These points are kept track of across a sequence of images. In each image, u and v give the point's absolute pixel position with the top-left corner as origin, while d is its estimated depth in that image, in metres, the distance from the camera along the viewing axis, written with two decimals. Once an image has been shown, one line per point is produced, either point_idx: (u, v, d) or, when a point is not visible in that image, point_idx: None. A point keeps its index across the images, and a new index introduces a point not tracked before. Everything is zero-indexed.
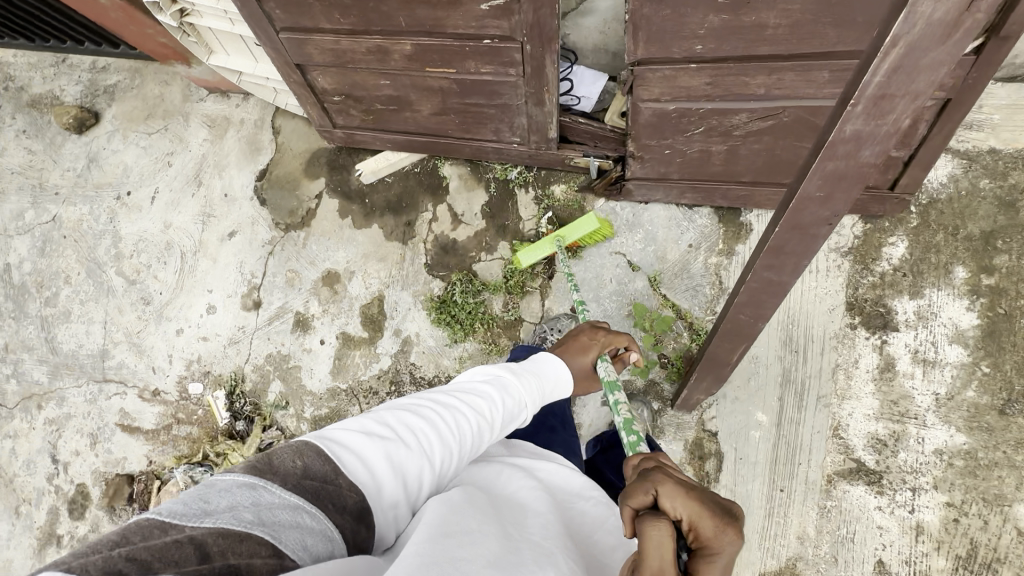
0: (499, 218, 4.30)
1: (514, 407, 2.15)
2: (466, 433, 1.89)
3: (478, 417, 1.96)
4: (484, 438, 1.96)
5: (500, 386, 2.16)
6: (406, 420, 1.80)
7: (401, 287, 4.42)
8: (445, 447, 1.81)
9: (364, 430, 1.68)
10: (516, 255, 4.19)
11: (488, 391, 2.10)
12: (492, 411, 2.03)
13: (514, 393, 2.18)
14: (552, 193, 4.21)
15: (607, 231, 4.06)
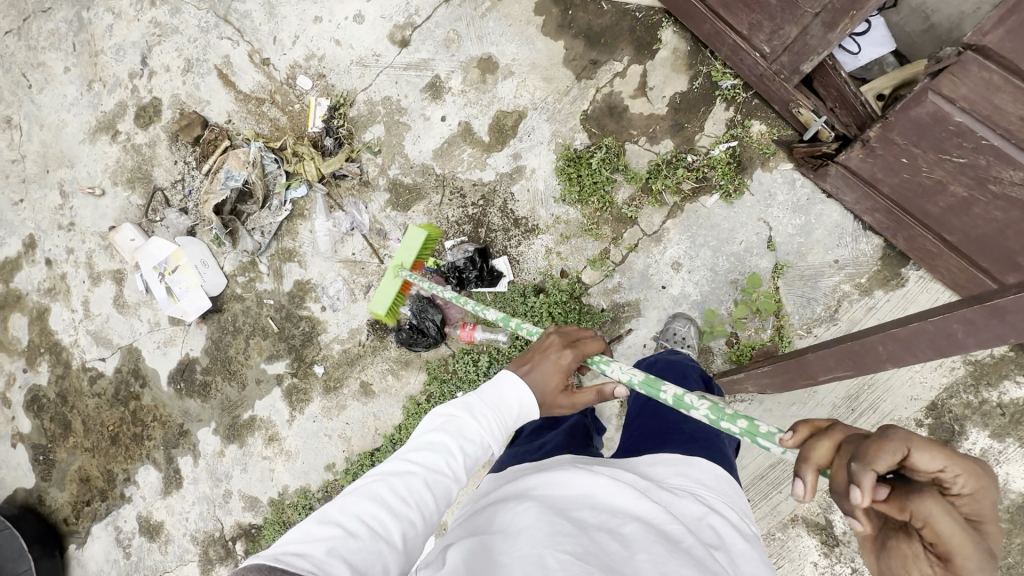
0: (681, 116, 3.88)
1: (476, 447, 1.96)
2: (415, 488, 1.79)
3: (423, 475, 1.83)
4: (443, 482, 1.85)
5: (451, 433, 1.95)
6: (338, 511, 1.67)
7: (545, 118, 4.12)
8: (399, 508, 1.73)
9: (303, 535, 1.58)
10: (672, 161, 3.87)
11: (438, 449, 1.90)
12: (441, 459, 1.88)
13: (468, 430, 1.97)
14: (749, 125, 3.76)
15: (771, 197, 3.73)
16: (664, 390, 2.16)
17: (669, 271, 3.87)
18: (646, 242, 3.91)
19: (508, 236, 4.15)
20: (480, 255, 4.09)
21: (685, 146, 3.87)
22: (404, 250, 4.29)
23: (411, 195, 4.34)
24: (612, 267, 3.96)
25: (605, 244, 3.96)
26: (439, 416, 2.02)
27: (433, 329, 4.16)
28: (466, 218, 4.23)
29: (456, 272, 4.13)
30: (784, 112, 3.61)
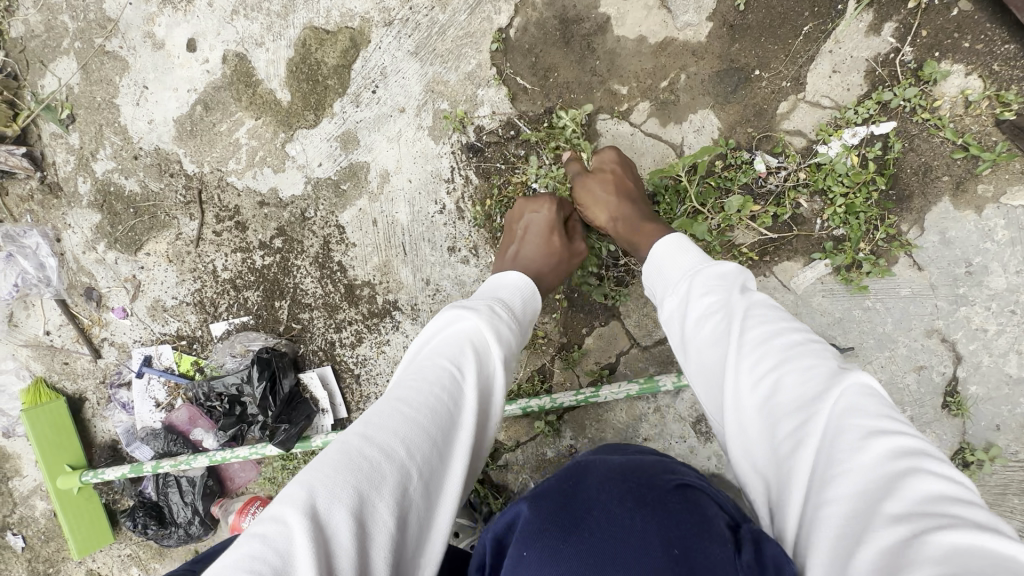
0: (748, 48, 1.48)
1: (506, 330, 1.06)
2: (417, 413, 0.81)
3: (428, 388, 0.86)
4: (466, 399, 0.89)
5: (459, 329, 0.99)
6: (326, 457, 0.72)
7: (412, 48, 1.71)
8: (406, 440, 0.76)
9: (250, 563, 0.60)
10: (717, 169, 1.51)
11: (445, 345, 0.96)
12: (457, 360, 0.92)
13: (466, 327, 0.99)
14: (934, 77, 1.37)
15: (972, 278, 1.42)
16: (558, 402, 1.58)
17: (687, 435, 1.64)
18: (639, 364, 1.65)
19: (335, 322, 1.88)
20: (259, 369, 1.82)
21: (753, 130, 1.50)
22: (46, 451, 2.02)
23: (141, 219, 2.01)
24: (555, 416, 1.71)
25: (543, 360, 1.71)
26: (447, 307, 1.06)
27: (186, 513, 1.98)
28: (250, 278, 1.93)
29: (222, 399, 1.90)
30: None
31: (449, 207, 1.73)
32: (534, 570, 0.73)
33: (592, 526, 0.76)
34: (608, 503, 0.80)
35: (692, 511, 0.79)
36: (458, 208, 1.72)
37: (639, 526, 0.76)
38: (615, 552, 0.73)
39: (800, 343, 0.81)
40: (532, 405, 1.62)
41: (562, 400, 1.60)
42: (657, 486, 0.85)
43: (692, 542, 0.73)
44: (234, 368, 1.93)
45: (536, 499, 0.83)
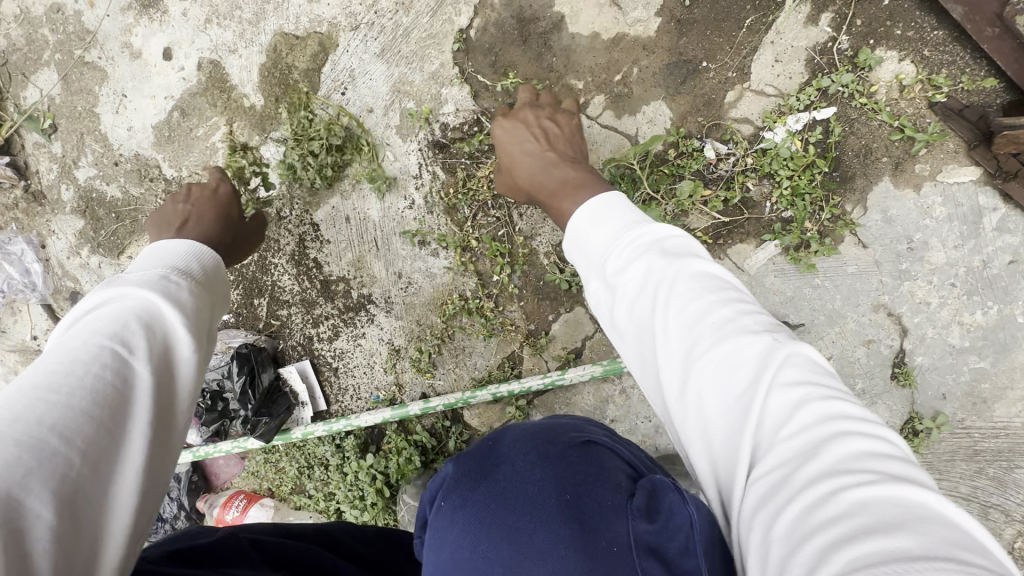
0: (694, 41, 1.55)
1: (189, 288, 0.91)
2: (69, 399, 0.69)
3: (72, 368, 0.71)
4: (139, 374, 0.76)
5: (130, 302, 0.83)
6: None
7: (378, 51, 1.77)
8: (50, 430, 0.65)
9: None
10: (670, 157, 1.58)
11: (115, 314, 0.80)
12: (121, 330, 0.78)
13: (145, 295, 0.84)
14: (869, 64, 1.44)
15: (913, 253, 1.48)
16: (527, 384, 1.68)
17: (652, 415, 1.70)
18: (604, 348, 1.71)
19: (313, 318, 1.93)
20: (239, 364, 1.86)
21: (703, 119, 1.57)
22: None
23: (123, 223, 2.07)
24: (525, 400, 1.77)
25: (513, 347, 1.77)
26: (103, 286, 0.87)
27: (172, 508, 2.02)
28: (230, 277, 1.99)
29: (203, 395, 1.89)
30: (992, 54, 1.33)
31: (418, 202, 1.80)
32: (452, 520, 0.79)
33: (499, 475, 0.82)
34: (513, 455, 0.85)
35: (589, 462, 0.84)
36: (426, 203, 1.79)
37: (536, 477, 0.81)
38: (512, 497, 0.79)
39: (735, 313, 0.74)
40: (502, 390, 1.71)
41: (530, 384, 1.70)
42: (563, 441, 0.89)
43: (582, 488, 0.79)
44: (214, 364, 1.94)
45: (459, 459, 0.89)
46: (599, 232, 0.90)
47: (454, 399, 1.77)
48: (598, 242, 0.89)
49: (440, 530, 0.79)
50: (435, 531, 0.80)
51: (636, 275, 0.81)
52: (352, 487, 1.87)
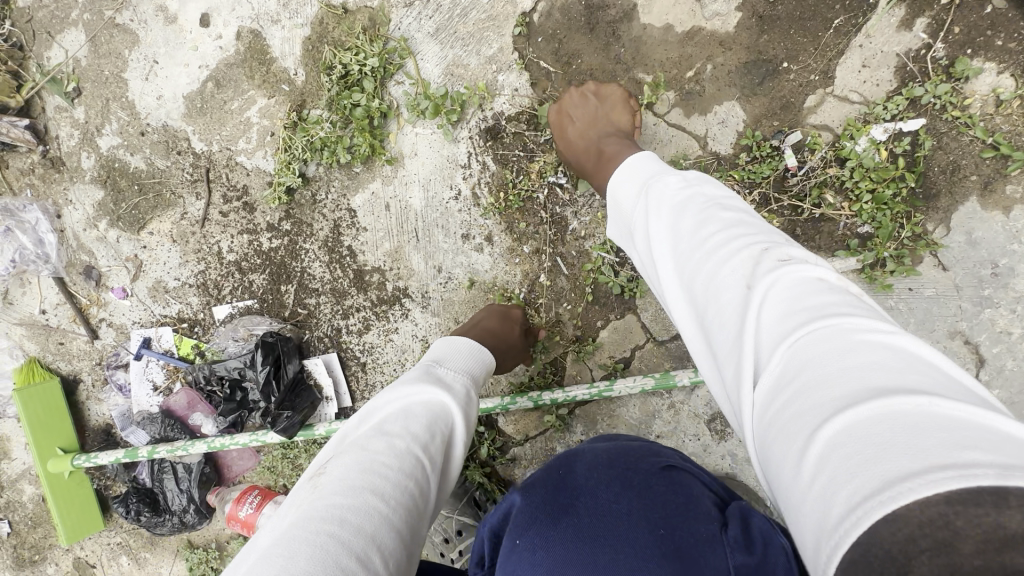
0: (777, 40, 1.45)
1: (473, 394, 1.01)
2: (351, 494, 0.73)
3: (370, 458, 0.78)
4: (415, 485, 0.78)
5: (428, 399, 0.91)
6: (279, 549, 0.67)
7: (432, 30, 1.67)
8: (377, 507, 0.72)
9: None
10: (741, 162, 1.49)
11: (418, 413, 0.87)
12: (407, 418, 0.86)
13: (442, 399, 0.91)
14: (966, 75, 1.35)
15: (997, 279, 1.40)
16: (574, 393, 1.55)
17: (702, 433, 1.61)
18: (654, 359, 1.62)
19: (343, 309, 1.83)
20: (263, 353, 1.77)
21: (779, 123, 1.48)
22: (38, 433, 1.95)
23: (145, 196, 1.95)
24: (566, 410, 1.67)
25: (556, 353, 1.68)
26: (407, 379, 0.95)
27: (181, 500, 1.93)
28: (256, 261, 1.89)
29: (223, 383, 1.85)
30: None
31: (464, 193, 1.70)
32: (528, 556, 0.79)
33: (581, 507, 0.82)
34: (595, 489, 0.85)
35: (676, 493, 0.83)
36: (474, 195, 1.69)
37: (624, 509, 0.80)
38: (602, 530, 0.78)
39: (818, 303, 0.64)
40: (545, 399, 1.58)
41: (575, 393, 1.56)
42: (640, 469, 0.89)
43: (677, 520, 0.78)
44: (237, 352, 1.88)
45: (527, 489, 0.88)
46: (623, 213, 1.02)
47: (490, 404, 1.62)
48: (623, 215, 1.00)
49: (515, 562, 0.79)
50: (506, 567, 0.80)
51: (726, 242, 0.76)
52: None
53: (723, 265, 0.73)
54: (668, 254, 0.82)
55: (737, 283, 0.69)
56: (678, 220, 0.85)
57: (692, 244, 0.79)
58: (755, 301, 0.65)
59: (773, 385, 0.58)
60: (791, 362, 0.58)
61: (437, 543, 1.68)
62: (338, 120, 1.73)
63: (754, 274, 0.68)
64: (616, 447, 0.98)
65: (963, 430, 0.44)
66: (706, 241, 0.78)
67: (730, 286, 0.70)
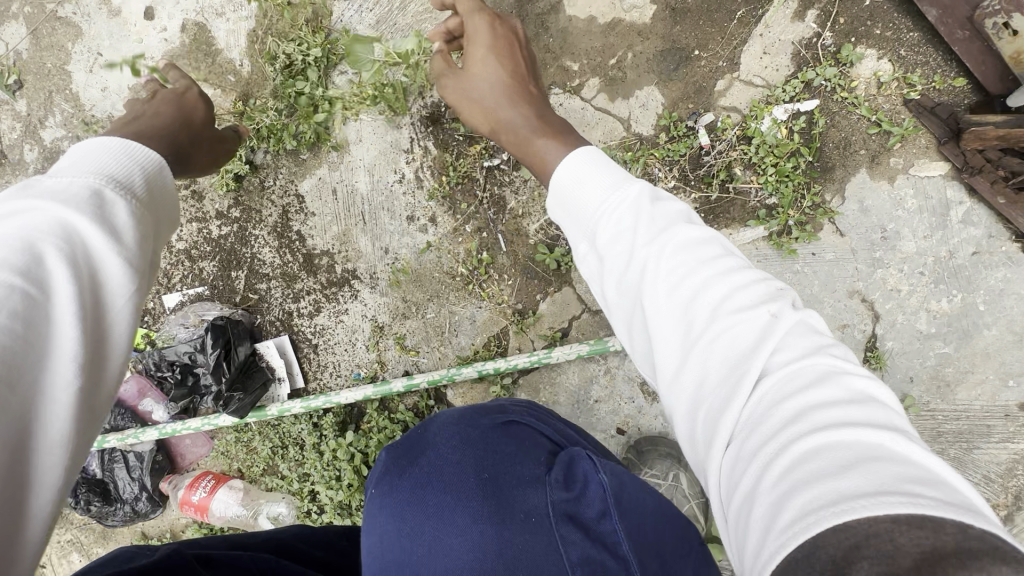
0: (689, 30, 1.59)
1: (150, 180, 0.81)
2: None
3: (4, 314, 0.59)
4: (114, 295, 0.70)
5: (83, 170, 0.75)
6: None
7: (373, 22, 1.76)
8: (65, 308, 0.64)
9: None
10: (661, 142, 1.62)
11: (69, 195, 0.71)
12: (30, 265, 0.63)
13: (71, 217, 0.68)
14: (850, 60, 1.51)
15: (886, 242, 1.56)
16: (515, 360, 1.66)
17: (636, 396, 1.72)
18: (590, 329, 1.72)
19: (293, 292, 1.88)
20: (214, 336, 1.79)
21: (693, 105, 1.61)
22: None
23: None
24: (510, 379, 1.76)
25: (499, 326, 1.77)
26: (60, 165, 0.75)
27: (132, 489, 1.93)
28: (206, 249, 1.92)
29: (174, 368, 1.86)
30: (962, 55, 1.42)
31: (408, 177, 1.78)
32: (378, 504, 0.86)
33: (423, 460, 0.89)
34: (439, 443, 0.92)
35: (506, 443, 0.92)
36: (417, 178, 1.77)
37: (457, 457, 0.88)
38: (439, 478, 0.86)
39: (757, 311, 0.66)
40: (488, 369, 1.69)
41: (516, 362, 1.67)
42: (480, 425, 0.96)
43: (504, 467, 0.87)
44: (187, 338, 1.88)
45: (391, 448, 0.95)
46: (584, 189, 0.80)
47: (437, 375, 1.73)
48: (587, 200, 0.79)
49: (374, 510, 0.87)
50: (369, 520, 0.88)
51: (679, 249, 0.72)
52: (328, 467, 1.81)
53: (731, 286, 0.68)
54: (659, 243, 0.72)
55: (757, 306, 0.67)
56: (678, 216, 0.76)
57: (695, 248, 0.73)
58: (771, 330, 0.64)
59: (784, 414, 0.57)
60: (805, 397, 0.58)
61: None
62: (283, 108, 1.79)
63: (775, 304, 0.66)
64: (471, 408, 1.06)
65: (938, 484, 0.48)
66: (713, 253, 0.72)
67: (736, 306, 0.67)
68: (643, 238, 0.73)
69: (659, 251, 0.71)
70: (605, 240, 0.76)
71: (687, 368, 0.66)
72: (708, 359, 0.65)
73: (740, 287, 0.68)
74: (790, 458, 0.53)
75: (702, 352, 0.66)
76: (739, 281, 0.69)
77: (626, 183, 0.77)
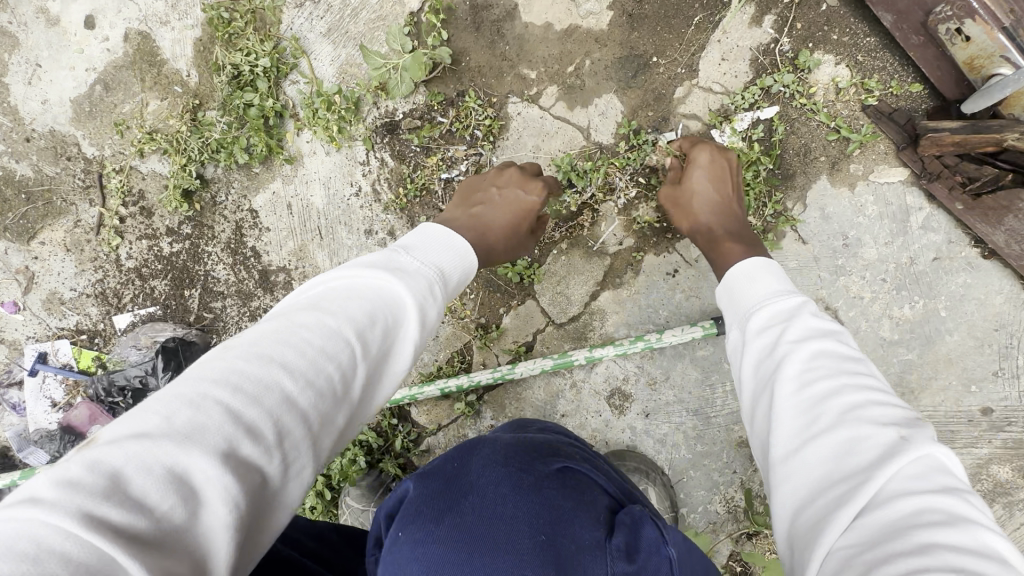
0: (647, 37, 1.56)
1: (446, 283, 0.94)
2: (302, 391, 0.65)
3: (328, 355, 0.69)
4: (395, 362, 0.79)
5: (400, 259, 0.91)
6: (148, 438, 0.56)
7: (324, 30, 1.70)
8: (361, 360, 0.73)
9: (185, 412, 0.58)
10: (621, 151, 1.59)
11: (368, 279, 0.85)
12: (371, 328, 0.76)
13: (397, 287, 0.83)
14: (809, 65, 1.49)
15: (848, 249, 1.55)
16: (476, 377, 1.62)
17: (603, 409, 1.69)
18: (555, 342, 1.69)
19: (249, 310, 1.82)
20: (165, 359, 1.77)
21: (653, 114, 1.58)
22: None
23: (33, 205, 1.87)
24: (475, 396, 1.72)
25: (463, 341, 1.72)
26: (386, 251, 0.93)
27: None
28: (157, 267, 1.84)
29: (125, 393, 1.81)
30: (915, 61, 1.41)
31: (365, 190, 1.72)
32: (408, 550, 0.74)
33: (468, 507, 0.77)
34: (487, 486, 0.81)
35: (566, 494, 0.83)
36: (374, 190, 1.72)
37: (511, 508, 0.78)
38: (485, 532, 0.75)
39: (875, 414, 0.72)
40: (450, 386, 1.64)
41: (478, 378, 1.63)
42: (536, 470, 0.86)
43: (566, 523, 0.79)
44: (139, 361, 1.83)
45: (422, 477, 0.84)
46: (750, 288, 0.99)
47: (398, 395, 1.67)
48: (757, 295, 0.96)
49: (396, 556, 0.75)
50: (388, 560, 0.75)
51: (810, 352, 0.82)
52: None
53: (866, 398, 0.74)
54: (805, 352, 0.82)
55: (886, 426, 0.69)
56: (815, 321, 0.86)
57: (841, 362, 0.80)
58: (897, 449, 0.65)
59: (875, 519, 0.61)
60: (916, 521, 0.59)
61: None
62: (232, 120, 1.72)
63: (907, 431, 0.68)
64: (509, 441, 0.95)
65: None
66: (857, 370, 0.79)
67: (866, 415, 0.72)
68: (786, 351, 0.83)
69: (798, 355, 0.81)
70: (757, 344, 0.88)
71: (798, 453, 0.72)
72: (817, 456, 0.70)
73: (877, 402, 0.73)
74: (886, 559, 0.56)
75: (814, 445, 0.72)
76: (860, 380, 0.76)
77: (796, 300, 0.91)
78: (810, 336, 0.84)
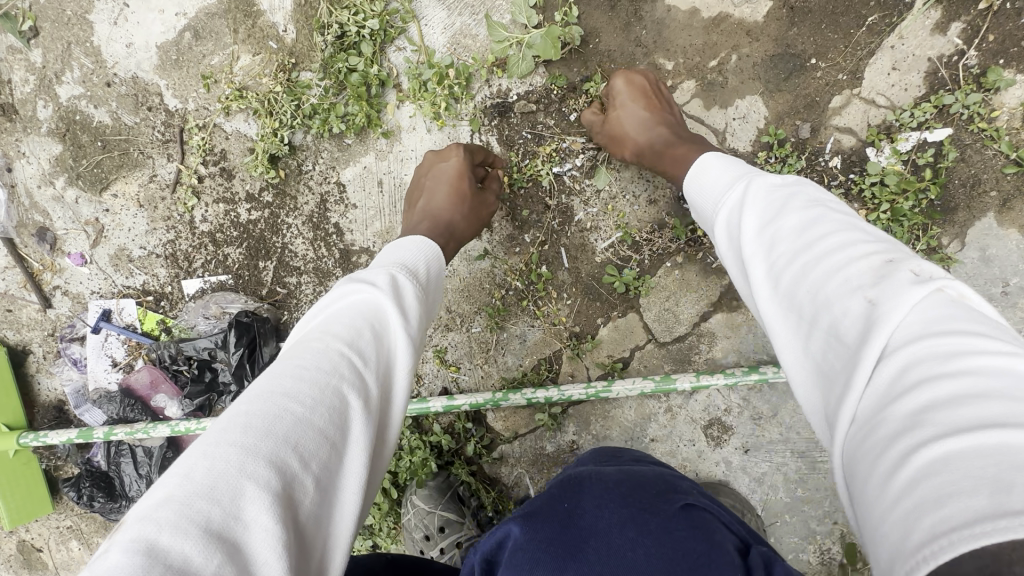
0: (809, 35, 1.38)
1: (414, 288, 0.94)
2: (313, 413, 0.66)
3: (333, 379, 0.71)
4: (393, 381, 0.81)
5: (369, 280, 0.91)
6: (170, 501, 0.54)
7: None
8: (364, 378, 0.75)
9: (208, 469, 0.57)
10: (760, 161, 1.42)
11: (344, 309, 0.85)
12: (356, 343, 0.78)
13: (375, 303, 0.85)
14: (997, 86, 1.30)
15: (1006, 298, 1.37)
16: (572, 393, 1.45)
17: (697, 439, 1.56)
18: (654, 361, 1.56)
19: (326, 290, 1.71)
20: (238, 334, 1.65)
21: (801, 123, 1.41)
22: None
23: (109, 154, 1.77)
24: (559, 409, 1.60)
25: (552, 349, 1.60)
26: (345, 279, 0.92)
27: (139, 486, 1.80)
28: (232, 233, 1.74)
29: (191, 363, 1.72)
30: None
31: None
32: None
33: (591, 556, 0.71)
34: (608, 533, 0.74)
35: (697, 537, 0.73)
36: None
37: (641, 556, 0.70)
38: None
39: (837, 259, 0.66)
40: (537, 397, 1.49)
41: (570, 393, 1.48)
42: (660, 509, 0.78)
43: (698, 569, 0.67)
44: (208, 332, 1.75)
45: (530, 520, 0.78)
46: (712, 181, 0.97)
47: (480, 400, 1.53)
48: (712, 191, 0.95)
49: None
50: None
51: (763, 226, 0.77)
52: None
53: (826, 252, 0.67)
54: (758, 234, 0.77)
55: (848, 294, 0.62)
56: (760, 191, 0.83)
57: (798, 229, 0.73)
58: (861, 311, 0.59)
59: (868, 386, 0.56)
60: (915, 372, 0.52)
61: (417, 542, 1.60)
62: (331, 85, 1.58)
63: (873, 286, 0.60)
64: (623, 475, 0.87)
65: None
66: (817, 229, 0.71)
67: (829, 272, 0.65)
68: (750, 256, 0.76)
69: (756, 235, 0.77)
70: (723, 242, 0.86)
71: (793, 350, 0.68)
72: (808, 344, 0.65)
73: (837, 252, 0.67)
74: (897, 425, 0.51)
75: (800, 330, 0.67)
76: (812, 233, 0.71)
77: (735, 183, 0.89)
78: (760, 208, 0.80)
